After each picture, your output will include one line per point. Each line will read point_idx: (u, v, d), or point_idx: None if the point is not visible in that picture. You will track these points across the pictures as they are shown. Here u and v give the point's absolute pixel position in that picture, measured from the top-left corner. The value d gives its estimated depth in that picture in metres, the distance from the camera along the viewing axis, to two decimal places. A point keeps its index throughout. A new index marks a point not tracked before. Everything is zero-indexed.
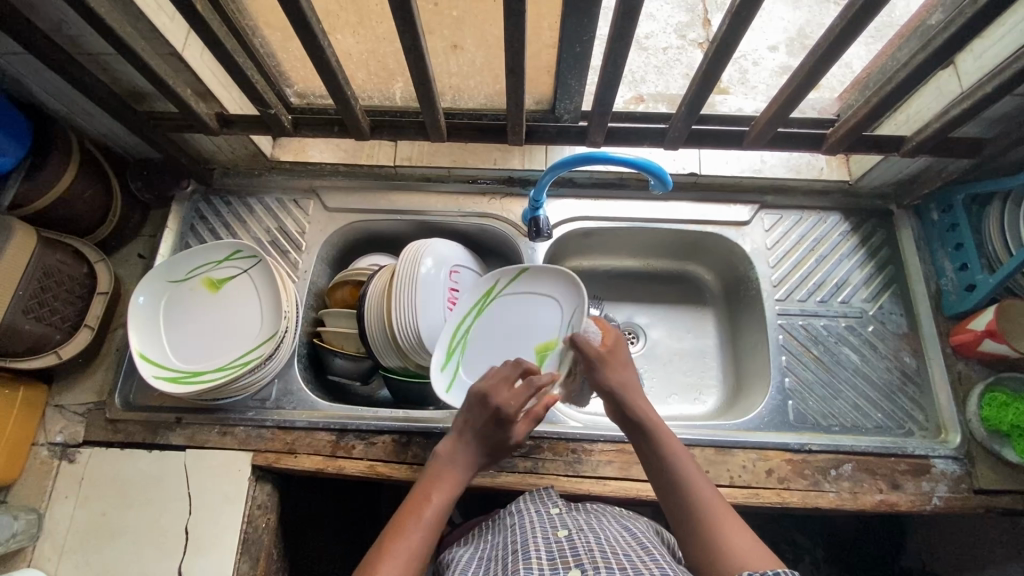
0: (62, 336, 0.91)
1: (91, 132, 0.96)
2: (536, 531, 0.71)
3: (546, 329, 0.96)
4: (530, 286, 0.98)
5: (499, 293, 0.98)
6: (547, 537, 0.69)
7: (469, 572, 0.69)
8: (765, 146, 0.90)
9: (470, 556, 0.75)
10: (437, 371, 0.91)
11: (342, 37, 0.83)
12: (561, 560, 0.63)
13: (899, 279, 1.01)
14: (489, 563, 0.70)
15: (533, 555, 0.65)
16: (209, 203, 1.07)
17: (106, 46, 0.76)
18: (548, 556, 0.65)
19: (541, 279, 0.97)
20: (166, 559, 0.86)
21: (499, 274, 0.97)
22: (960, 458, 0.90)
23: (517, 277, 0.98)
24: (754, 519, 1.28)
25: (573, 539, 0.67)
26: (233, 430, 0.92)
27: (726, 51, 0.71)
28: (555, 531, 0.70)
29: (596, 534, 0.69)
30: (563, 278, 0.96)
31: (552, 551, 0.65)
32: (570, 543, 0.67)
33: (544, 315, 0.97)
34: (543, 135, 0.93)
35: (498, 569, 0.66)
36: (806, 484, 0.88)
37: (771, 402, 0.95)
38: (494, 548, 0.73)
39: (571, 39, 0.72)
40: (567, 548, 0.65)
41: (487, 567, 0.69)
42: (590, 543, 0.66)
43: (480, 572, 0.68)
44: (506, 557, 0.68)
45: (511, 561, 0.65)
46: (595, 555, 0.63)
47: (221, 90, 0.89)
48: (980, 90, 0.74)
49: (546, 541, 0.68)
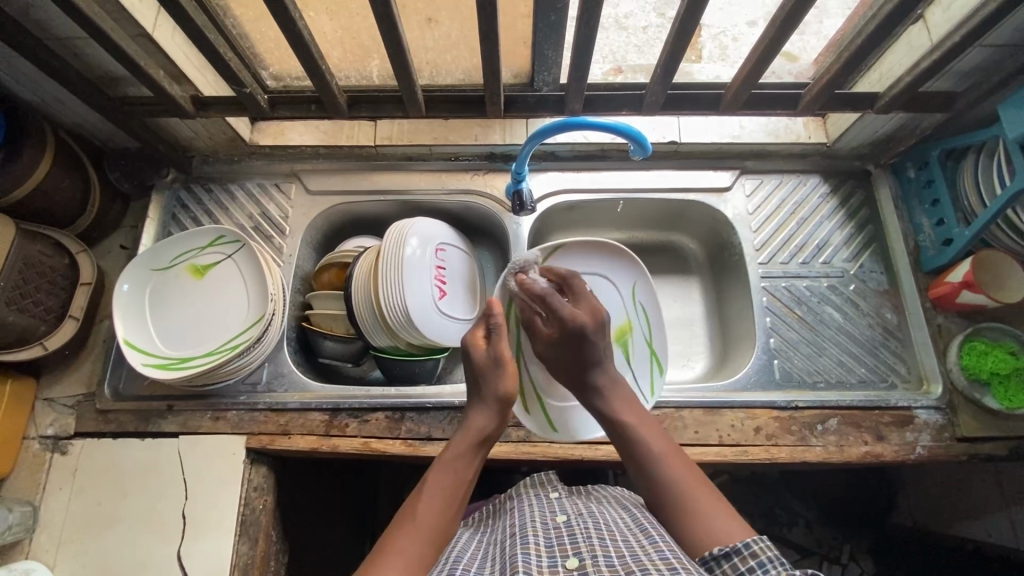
0: (47, 327, 0.90)
1: (67, 122, 0.95)
2: (536, 516, 0.73)
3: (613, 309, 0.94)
4: (553, 266, 0.95)
5: None
6: (547, 522, 0.70)
7: (467, 553, 0.69)
8: (741, 110, 0.91)
9: (470, 538, 0.76)
10: (523, 414, 0.88)
11: (315, 15, 0.82)
12: (559, 548, 0.63)
13: (879, 237, 1.03)
14: (487, 547, 0.70)
15: (530, 542, 0.65)
16: (190, 191, 1.06)
17: (76, 29, 0.75)
18: (546, 543, 0.65)
19: (571, 259, 0.94)
20: (165, 544, 0.86)
21: None
22: (942, 407, 0.92)
23: None
24: (748, 486, 1.31)
25: (572, 526, 0.68)
26: (226, 415, 0.92)
27: (696, 13, 0.72)
28: (555, 517, 0.72)
29: (593, 520, 0.70)
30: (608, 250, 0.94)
31: (550, 538, 0.66)
32: (568, 529, 0.68)
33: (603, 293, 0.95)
34: (523, 106, 0.93)
35: (495, 553, 0.67)
36: (794, 440, 0.90)
37: (757, 362, 0.97)
38: (493, 534, 0.75)
39: (546, 7, 0.72)
40: (566, 536, 0.66)
41: (485, 550, 0.70)
42: (587, 529, 0.67)
43: (478, 554, 0.69)
44: (505, 542, 0.68)
45: (509, 547, 0.66)
46: (592, 541, 0.63)
47: (195, 72, 0.88)
48: (950, 41, 0.75)
49: (546, 526, 0.69)
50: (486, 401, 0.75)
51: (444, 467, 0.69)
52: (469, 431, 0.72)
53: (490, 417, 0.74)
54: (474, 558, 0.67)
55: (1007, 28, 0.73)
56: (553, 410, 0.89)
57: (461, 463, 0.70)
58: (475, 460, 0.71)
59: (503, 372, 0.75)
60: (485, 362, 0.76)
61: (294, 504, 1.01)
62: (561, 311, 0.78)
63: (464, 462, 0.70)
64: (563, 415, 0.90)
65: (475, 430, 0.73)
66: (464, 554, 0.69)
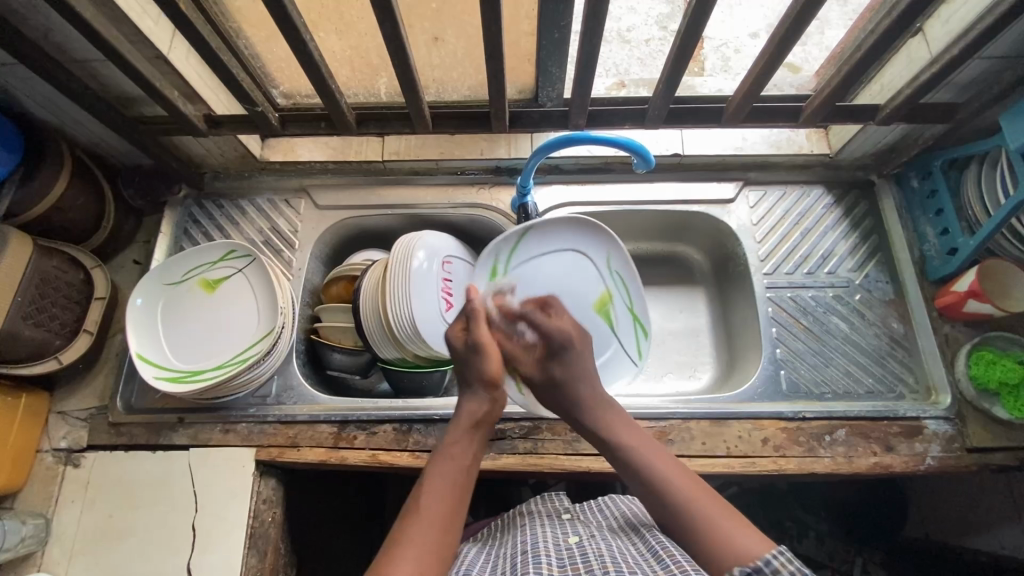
0: (62, 341, 0.91)
1: (83, 142, 0.97)
2: (548, 537, 0.72)
3: (591, 284, 0.89)
4: (537, 245, 0.85)
5: (504, 273, 0.82)
6: (558, 542, 0.70)
7: (477, 570, 0.69)
8: (744, 122, 0.92)
9: (480, 554, 0.76)
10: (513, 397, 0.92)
11: (325, 35, 0.85)
12: (571, 567, 0.64)
13: (884, 247, 1.03)
14: (498, 564, 0.71)
15: (543, 561, 0.65)
16: (201, 207, 1.08)
17: (94, 52, 0.78)
18: (559, 563, 0.65)
19: (539, 240, 0.84)
20: (176, 556, 0.87)
21: (492, 257, 0.81)
22: (950, 418, 0.91)
23: (514, 248, 0.82)
24: (756, 498, 1.30)
25: (584, 546, 0.68)
26: (236, 427, 0.93)
27: (697, 29, 0.73)
28: (567, 537, 0.71)
29: (605, 542, 0.70)
30: (580, 225, 0.86)
31: (562, 558, 0.66)
32: (580, 549, 0.67)
33: (577, 267, 0.88)
34: (528, 121, 0.95)
35: (506, 569, 0.67)
36: (802, 451, 0.89)
37: (764, 372, 0.97)
38: (504, 549, 0.75)
39: (550, 25, 0.74)
40: (578, 554, 0.66)
41: (495, 566, 0.70)
42: (600, 550, 0.66)
43: (487, 570, 0.70)
44: (516, 559, 0.69)
45: (521, 564, 0.66)
46: (604, 561, 0.63)
47: (208, 91, 0.90)
48: (948, 54, 0.76)
49: (558, 547, 0.69)
50: (473, 389, 0.74)
51: (442, 460, 0.68)
52: (458, 421, 0.71)
53: (480, 401, 0.73)
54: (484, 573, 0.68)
55: (1006, 40, 0.74)
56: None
57: (458, 449, 0.69)
58: (475, 450, 0.70)
59: (484, 357, 0.73)
60: (466, 350, 0.75)
61: (299, 516, 1.01)
62: (543, 326, 0.78)
63: (461, 448, 0.69)
64: None
65: (468, 418, 0.72)
66: (475, 571, 0.69)
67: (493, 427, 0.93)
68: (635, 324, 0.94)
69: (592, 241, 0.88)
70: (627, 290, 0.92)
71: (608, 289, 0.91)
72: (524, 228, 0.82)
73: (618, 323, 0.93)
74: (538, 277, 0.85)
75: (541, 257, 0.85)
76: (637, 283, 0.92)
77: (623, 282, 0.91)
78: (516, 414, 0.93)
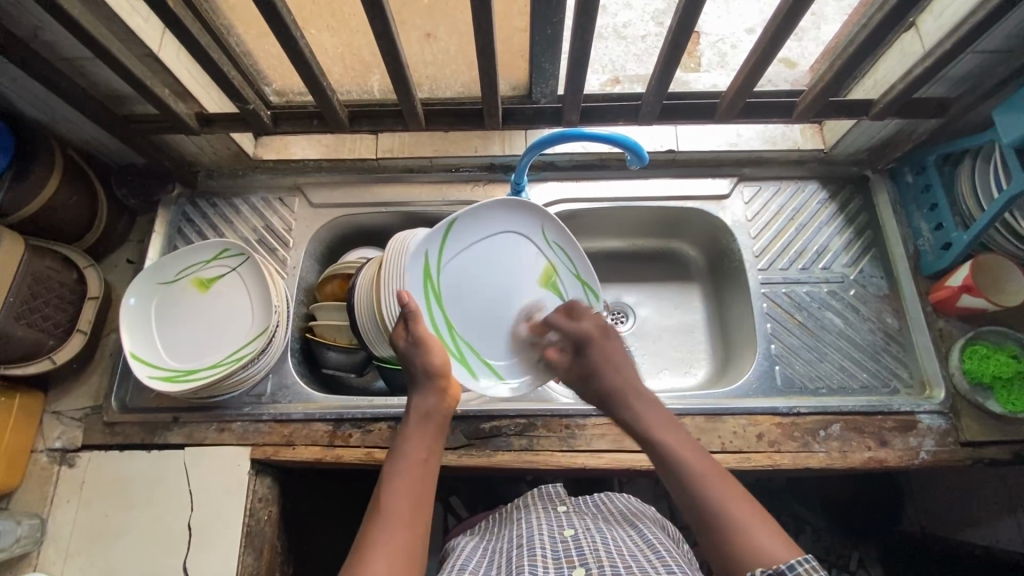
0: (55, 341, 0.91)
1: (76, 141, 0.97)
2: (543, 529, 0.73)
3: (530, 261, 0.90)
4: (466, 233, 0.84)
5: (438, 265, 0.83)
6: (553, 535, 0.70)
7: (473, 564, 0.70)
8: (738, 118, 0.92)
9: (476, 548, 0.76)
10: (472, 381, 0.86)
11: (316, 32, 0.84)
12: (566, 560, 0.64)
13: (878, 242, 1.03)
14: (493, 557, 0.71)
15: (538, 553, 0.65)
16: (195, 206, 1.08)
17: (84, 50, 0.77)
18: (554, 555, 0.65)
19: (471, 226, 0.84)
20: (171, 555, 0.87)
21: (424, 248, 0.81)
22: (945, 412, 0.91)
23: (446, 236, 0.82)
24: (752, 493, 1.31)
25: (579, 538, 0.68)
26: (231, 426, 0.93)
27: (689, 25, 0.73)
28: (562, 530, 0.71)
29: (600, 534, 0.70)
30: (511, 204, 0.86)
31: (557, 550, 0.66)
32: (575, 542, 0.67)
33: (518, 249, 0.89)
34: (521, 118, 0.95)
35: (501, 563, 0.67)
36: (796, 446, 0.90)
37: (759, 368, 0.97)
38: (499, 543, 0.75)
39: (542, 21, 0.73)
40: (573, 547, 0.66)
41: (491, 560, 0.70)
42: (595, 543, 0.66)
43: (483, 564, 0.70)
44: (511, 552, 0.69)
45: (515, 557, 0.66)
46: (600, 554, 0.63)
47: (200, 89, 0.90)
48: (941, 49, 0.76)
49: (553, 539, 0.69)
50: (421, 384, 0.75)
51: (398, 456, 0.69)
52: (412, 416, 0.73)
53: (429, 395, 0.75)
54: (479, 568, 0.68)
55: (998, 35, 0.74)
56: (501, 367, 0.89)
57: (413, 444, 0.70)
58: (433, 443, 0.71)
59: (426, 351, 0.75)
60: (406, 349, 0.76)
61: (295, 514, 1.02)
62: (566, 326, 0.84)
63: (416, 442, 0.70)
64: (513, 368, 0.90)
65: (422, 412, 0.73)
66: (470, 566, 0.69)
67: (489, 424, 0.92)
68: (585, 288, 0.93)
69: (525, 219, 0.89)
70: (569, 259, 0.92)
71: (551, 262, 0.92)
72: (451, 220, 0.81)
73: (566, 294, 0.93)
74: (475, 265, 0.86)
75: (474, 244, 0.85)
76: (578, 250, 0.91)
77: (564, 252, 0.92)
78: (512, 412, 0.93)
